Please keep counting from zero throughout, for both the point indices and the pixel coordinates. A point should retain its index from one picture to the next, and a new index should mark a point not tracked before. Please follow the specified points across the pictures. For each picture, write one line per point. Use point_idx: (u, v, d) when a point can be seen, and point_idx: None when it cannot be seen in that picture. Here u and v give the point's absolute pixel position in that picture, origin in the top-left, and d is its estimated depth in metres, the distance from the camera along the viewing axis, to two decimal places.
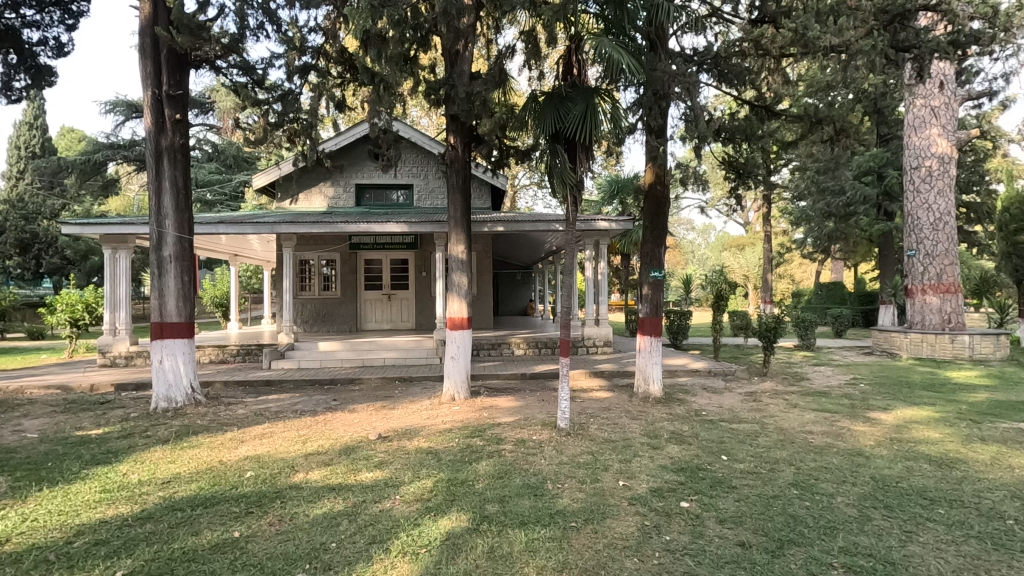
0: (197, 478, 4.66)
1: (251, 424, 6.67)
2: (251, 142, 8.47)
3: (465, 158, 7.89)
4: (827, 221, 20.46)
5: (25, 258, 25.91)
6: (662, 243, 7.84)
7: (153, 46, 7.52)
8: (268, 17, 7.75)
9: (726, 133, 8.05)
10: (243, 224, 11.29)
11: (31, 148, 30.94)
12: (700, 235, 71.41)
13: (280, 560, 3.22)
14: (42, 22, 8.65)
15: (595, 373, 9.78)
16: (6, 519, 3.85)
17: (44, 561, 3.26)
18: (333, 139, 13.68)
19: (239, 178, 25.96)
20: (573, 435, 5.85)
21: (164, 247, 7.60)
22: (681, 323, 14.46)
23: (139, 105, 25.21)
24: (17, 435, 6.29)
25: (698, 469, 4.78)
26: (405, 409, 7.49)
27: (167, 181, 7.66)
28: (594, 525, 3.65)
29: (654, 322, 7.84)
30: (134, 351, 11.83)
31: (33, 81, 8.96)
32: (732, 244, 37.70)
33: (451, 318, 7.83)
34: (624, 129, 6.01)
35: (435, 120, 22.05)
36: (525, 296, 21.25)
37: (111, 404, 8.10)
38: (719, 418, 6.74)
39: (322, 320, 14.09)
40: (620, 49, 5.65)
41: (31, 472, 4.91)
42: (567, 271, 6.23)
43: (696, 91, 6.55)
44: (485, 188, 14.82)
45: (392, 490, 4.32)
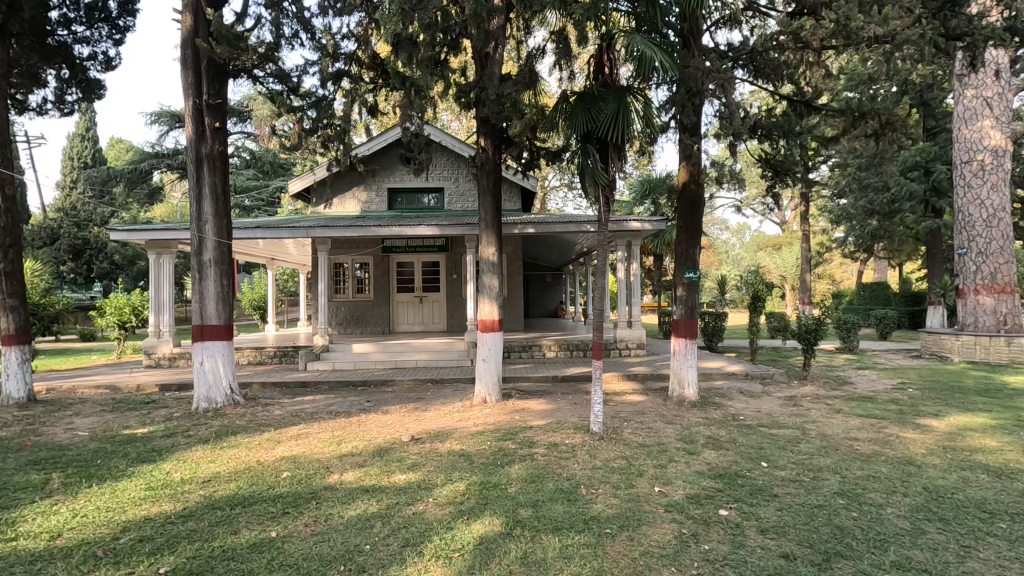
0: (236, 478, 4.75)
1: (288, 425, 6.81)
2: (287, 149, 8.66)
3: (496, 160, 7.86)
4: (870, 219, 19.95)
5: (77, 264, 27.49)
6: (697, 243, 7.66)
7: (194, 57, 7.77)
8: (302, 26, 7.92)
9: (762, 129, 7.86)
10: (279, 228, 11.50)
11: (83, 159, 32.47)
12: (735, 235, 69.98)
13: (315, 561, 3.25)
14: (91, 38, 9.05)
15: (628, 376, 9.62)
16: (58, 515, 4.00)
17: (92, 556, 3.36)
18: (366, 144, 13.89)
19: (276, 184, 26.70)
20: (607, 439, 5.75)
21: (205, 252, 7.82)
22: (716, 325, 14.16)
23: (181, 115, 26.20)
24: (69, 433, 6.58)
25: (738, 476, 4.64)
26: (437, 410, 7.51)
27: (207, 188, 7.89)
28: (630, 532, 3.56)
29: (689, 324, 7.68)
30: (178, 352, 12.25)
31: (84, 94, 9.41)
32: (768, 245, 36.77)
33: (482, 320, 7.81)
34: (657, 129, 5.88)
35: (464, 123, 22.24)
36: (556, 298, 21.12)
37: (155, 403, 8.37)
38: (757, 423, 6.54)
39: (355, 323, 14.32)
40: (653, 47, 5.51)
41: (81, 469, 5.11)
42: (599, 271, 6.11)
43: (731, 87, 6.35)
44: (515, 190, 14.83)
45: (425, 492, 4.34)
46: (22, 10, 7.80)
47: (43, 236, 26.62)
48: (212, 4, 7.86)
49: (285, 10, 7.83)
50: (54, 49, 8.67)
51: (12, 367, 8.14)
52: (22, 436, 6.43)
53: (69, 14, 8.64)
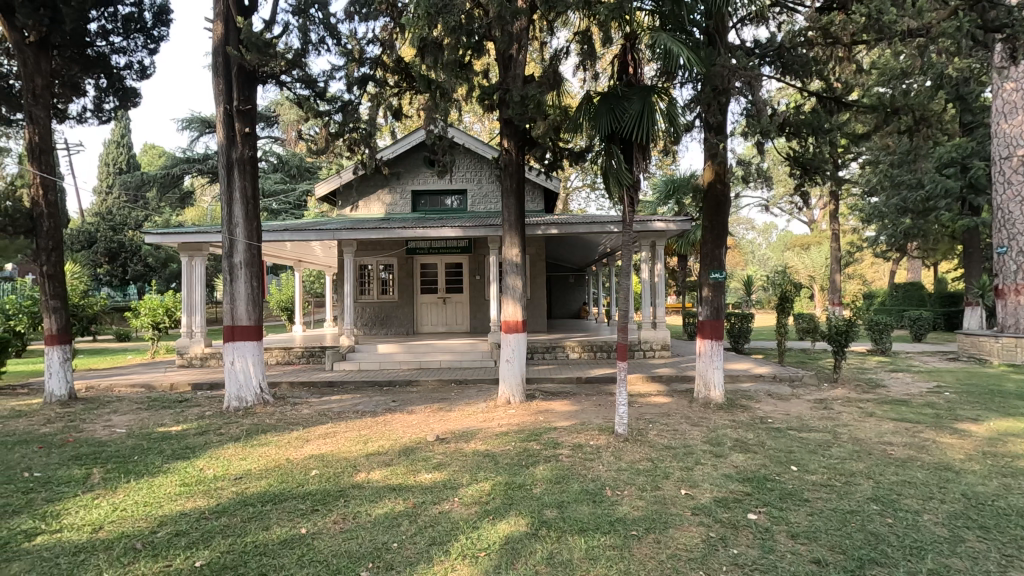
0: (266, 475, 4.87)
1: (316, 424, 6.91)
2: (314, 153, 8.82)
3: (519, 161, 7.88)
4: (903, 217, 19.41)
5: (113, 266, 28.48)
6: (723, 243, 7.56)
7: (225, 65, 7.97)
8: (329, 32, 8.06)
9: (791, 127, 7.52)
10: (306, 231, 11.69)
11: (118, 164, 33.56)
12: (762, 235, 68.90)
13: (344, 559, 3.30)
14: (128, 48, 9.34)
15: (653, 378, 9.52)
16: (99, 508, 4.15)
17: (132, 548, 3.48)
18: (391, 147, 14.07)
19: (302, 187, 27.26)
20: (632, 441, 5.72)
21: (236, 254, 8.02)
22: (743, 326, 13.92)
23: (212, 121, 26.90)
24: (107, 430, 6.80)
25: (767, 480, 4.56)
26: (462, 411, 7.55)
27: (237, 192, 8.08)
28: (657, 535, 3.54)
29: (715, 325, 7.58)
30: (209, 352, 12.55)
31: (120, 103, 9.73)
32: (797, 245, 36.06)
33: (506, 321, 7.82)
34: (682, 128, 5.83)
35: (487, 126, 22.35)
36: (578, 299, 21.01)
37: (188, 402, 8.58)
38: (786, 426, 6.43)
39: (380, 323, 14.49)
40: (679, 43, 5.46)
41: (120, 465, 5.29)
42: (623, 272, 6.04)
43: (758, 84, 6.25)
44: (538, 192, 14.82)
45: (451, 491, 4.37)
46: (63, 22, 8.09)
47: (82, 240, 27.77)
48: (242, 12, 8.06)
49: (312, 16, 7.96)
50: (94, 59, 8.99)
51: (54, 366, 8.46)
52: (64, 432, 6.69)
53: (107, 26, 8.95)
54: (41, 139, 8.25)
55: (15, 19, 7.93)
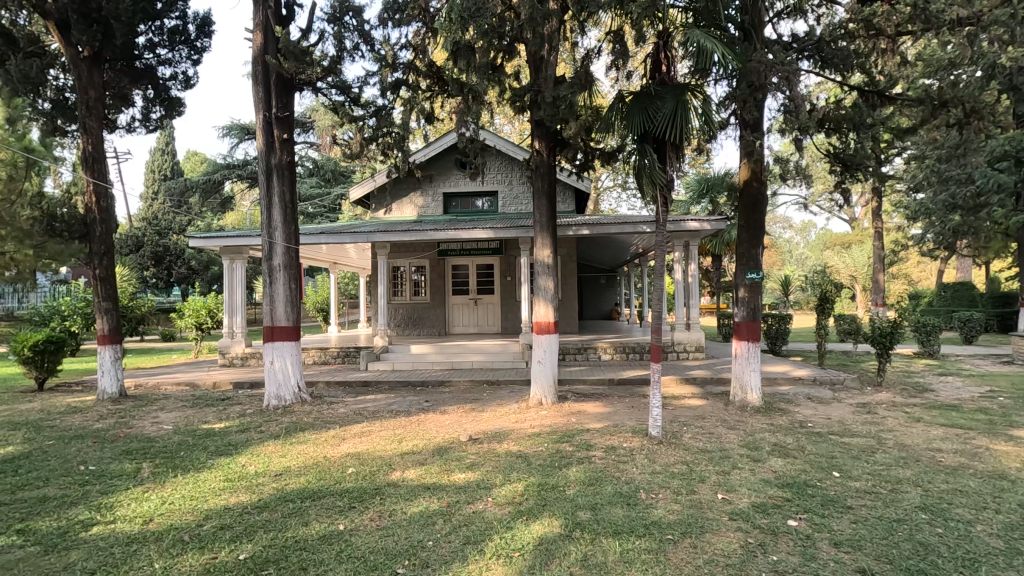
0: (305, 472, 5.00)
1: (351, 423, 7.04)
2: (349, 157, 9.01)
3: (551, 163, 7.88)
4: (952, 214, 18.59)
5: (159, 269, 29.71)
6: (759, 243, 7.39)
7: (264, 73, 8.21)
8: (363, 38, 8.23)
9: (830, 122, 7.29)
10: (342, 234, 11.93)
11: (163, 171, 34.93)
12: (800, 234, 66.98)
13: (381, 555, 3.36)
14: (173, 59, 9.71)
15: (687, 380, 9.37)
16: (149, 501, 4.34)
17: (180, 540, 3.62)
18: (423, 149, 14.25)
19: (337, 191, 27.98)
20: (666, 444, 5.64)
21: (275, 257, 8.26)
22: (781, 327, 13.55)
23: (250, 127, 27.74)
24: (155, 427, 7.10)
25: (807, 486, 4.43)
26: (494, 411, 7.59)
27: (276, 197, 8.33)
28: (693, 539, 3.49)
29: (751, 327, 7.42)
30: (249, 352, 12.94)
31: (166, 112, 10.14)
32: (837, 243, 34.90)
33: (538, 322, 7.82)
34: (717, 125, 5.73)
35: (518, 127, 22.42)
36: (610, 299, 20.80)
37: (230, 401, 8.88)
38: (828, 431, 6.23)
39: (413, 324, 14.69)
40: (713, 39, 5.37)
41: (168, 460, 5.51)
42: (656, 273, 5.95)
43: (796, 79, 6.10)
44: (569, 192, 14.76)
45: (484, 491, 4.40)
46: (114, 36, 8.47)
47: (130, 244, 29.05)
48: (280, 21, 8.31)
49: (347, 24, 8.14)
50: (142, 71, 9.38)
51: (106, 364, 8.86)
52: (116, 427, 7.02)
53: (154, 39, 9.33)
54: (93, 148, 8.66)
55: (71, 35, 8.34)
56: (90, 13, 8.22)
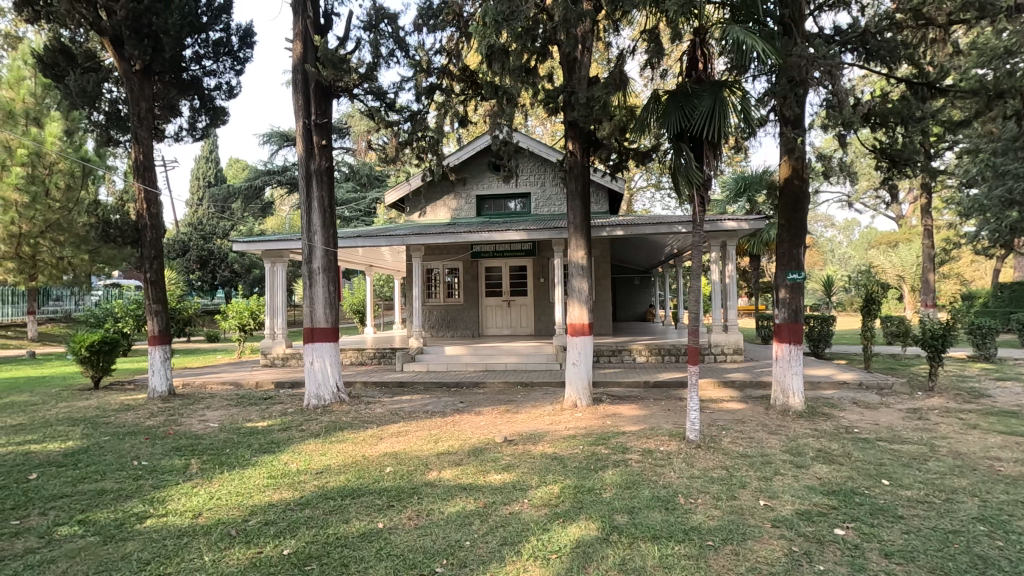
0: (345, 470, 5.11)
1: (388, 423, 7.15)
2: (384, 162, 9.16)
3: (584, 163, 7.84)
4: (1008, 211, 17.64)
5: (204, 272, 30.88)
6: (801, 242, 7.18)
7: (303, 81, 8.44)
8: (398, 45, 8.36)
9: (875, 117, 6.99)
10: (377, 237, 12.12)
11: (207, 178, 36.28)
12: (843, 232, 64.81)
13: (420, 554, 3.40)
14: (218, 70, 10.08)
15: (725, 383, 9.16)
16: (198, 496, 4.51)
17: (227, 535, 3.75)
18: (456, 152, 14.39)
19: (372, 196, 28.50)
20: (705, 448, 5.52)
21: (314, 260, 8.48)
22: (824, 330, 13.12)
23: (289, 135, 28.55)
24: (203, 424, 7.36)
25: (854, 494, 4.28)
26: (528, 413, 7.60)
27: (315, 201, 8.55)
28: (735, 546, 3.41)
29: (793, 329, 7.20)
30: (289, 353, 13.29)
31: (211, 121, 10.52)
32: (883, 242, 33.64)
33: (572, 324, 7.79)
34: (757, 123, 5.59)
35: (550, 128, 22.42)
36: (644, 301, 20.54)
37: (272, 400, 9.15)
38: (875, 437, 5.99)
39: (447, 326, 14.83)
40: (752, 35, 5.24)
41: (215, 456, 5.73)
42: (693, 274, 5.84)
43: (840, 73, 5.90)
44: (602, 192, 14.63)
45: (520, 493, 4.40)
46: (163, 50, 8.86)
47: (177, 249, 30.32)
48: (319, 30, 8.53)
49: (383, 31, 8.30)
50: (188, 82, 9.78)
51: (156, 363, 9.25)
52: (166, 425, 7.32)
53: (200, 51, 9.71)
54: (144, 157, 9.06)
55: (123, 49, 8.75)
56: (141, 28, 8.61)
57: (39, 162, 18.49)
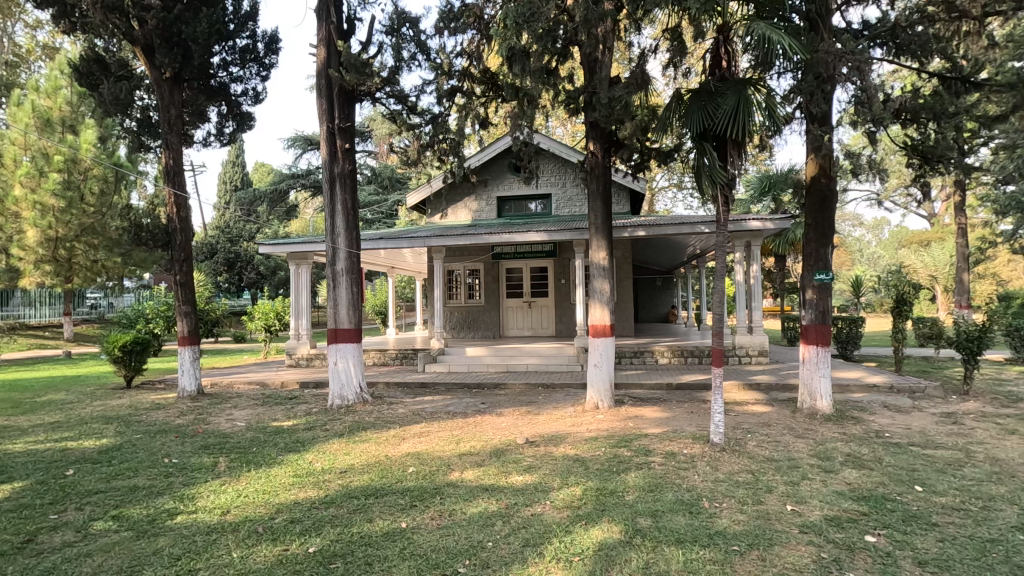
0: (368, 470, 5.16)
1: (410, 423, 7.21)
2: (406, 164, 9.24)
3: (606, 164, 7.80)
4: None
5: (231, 274, 31.56)
6: (829, 242, 7.02)
7: (327, 86, 8.57)
8: (420, 48, 8.43)
9: (907, 113, 6.81)
10: (399, 238, 12.24)
11: (234, 182, 37.04)
12: (872, 231, 63.31)
13: (442, 554, 3.42)
14: (244, 76, 10.29)
15: (750, 386, 9.01)
16: (226, 494, 4.61)
17: (255, 532, 3.83)
18: (477, 154, 14.45)
19: (394, 198, 28.79)
20: (730, 452, 5.44)
21: (338, 262, 8.60)
22: (852, 331, 12.80)
23: (313, 139, 29.01)
24: (230, 423, 7.51)
25: (886, 500, 4.16)
26: (550, 415, 7.58)
27: (339, 204, 8.67)
28: (761, 552, 3.35)
29: (821, 330, 7.06)
30: (313, 354, 13.48)
31: (238, 126, 10.74)
32: (915, 242, 32.74)
33: (593, 325, 7.74)
34: (783, 120, 5.49)
35: (571, 129, 22.36)
36: (666, 302, 20.32)
37: (297, 400, 9.30)
38: (907, 442, 5.83)
39: (468, 327, 14.89)
40: (777, 30, 5.15)
41: (242, 455, 5.84)
42: (717, 274, 5.76)
43: (869, 69, 5.78)
44: (624, 192, 14.54)
45: (542, 494, 4.39)
46: (192, 58, 9.08)
47: (205, 251, 31.05)
48: (342, 35, 8.65)
49: (404, 35, 8.38)
50: (216, 89, 10.01)
51: (186, 363, 9.47)
52: (195, 423, 7.49)
53: (227, 58, 9.93)
54: (174, 162, 9.29)
55: (155, 58, 9.00)
56: (172, 37, 8.85)
57: (74, 168, 19.19)
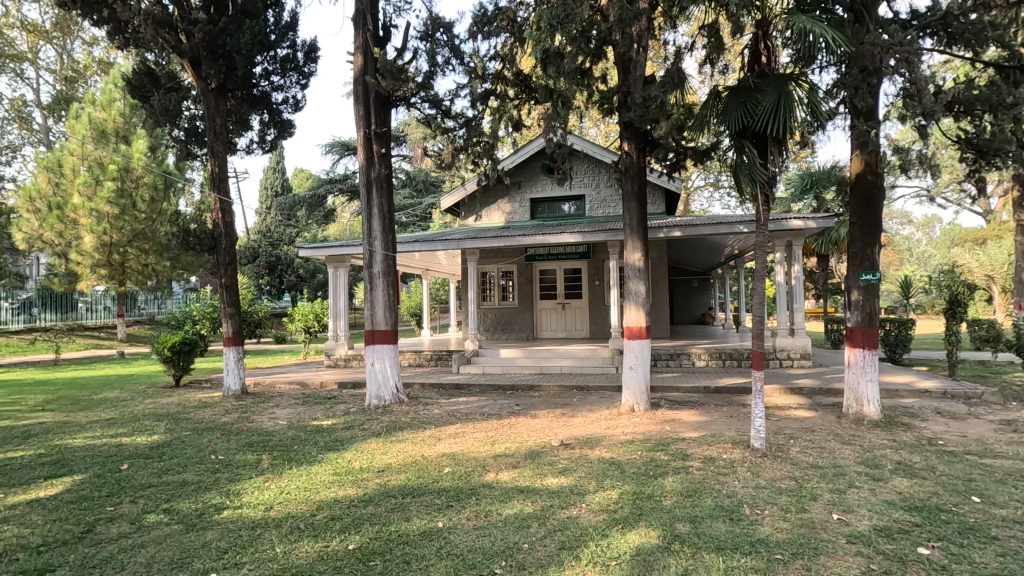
0: (405, 469, 5.24)
1: (445, 424, 7.29)
2: (440, 168, 9.34)
3: (640, 164, 7.70)
4: None
5: (272, 277, 32.57)
6: (876, 241, 6.75)
7: (364, 92, 8.75)
8: (454, 53, 8.53)
9: (961, 105, 6.49)
10: (434, 241, 12.37)
11: (274, 187, 38.20)
12: (922, 229, 60.65)
13: (479, 554, 3.44)
14: (285, 85, 10.60)
15: (792, 390, 8.74)
16: (270, 490, 4.75)
17: (297, 528, 3.94)
18: (510, 157, 14.51)
19: (428, 201, 29.18)
20: (771, 457, 5.29)
21: (375, 264, 8.75)
22: (901, 334, 12.28)
23: (350, 144, 29.67)
24: (272, 422, 7.74)
25: (940, 510, 3.98)
26: (585, 417, 7.53)
27: (376, 207, 8.83)
28: (806, 561, 3.25)
29: (867, 332, 6.80)
30: (351, 355, 13.77)
31: (278, 133, 11.07)
32: (970, 239, 31.17)
33: (629, 326, 7.66)
34: (826, 116, 5.32)
35: (604, 129, 22.24)
36: (703, 303, 19.92)
37: (335, 399, 9.51)
38: (964, 450, 5.54)
39: (502, 328, 14.96)
40: (819, 23, 5.01)
41: (284, 453, 6.01)
42: (757, 275, 5.61)
43: (918, 59, 5.54)
44: (659, 193, 14.34)
45: (578, 497, 4.37)
46: (236, 68, 9.40)
47: (247, 255, 32.15)
48: (378, 42, 8.82)
49: (439, 40, 8.48)
50: (258, 98, 10.35)
51: (231, 363, 9.82)
52: (239, 422, 7.76)
53: (268, 68, 10.26)
54: (219, 169, 9.64)
55: (201, 69, 9.36)
56: (217, 49, 9.17)
57: (127, 176, 20.24)
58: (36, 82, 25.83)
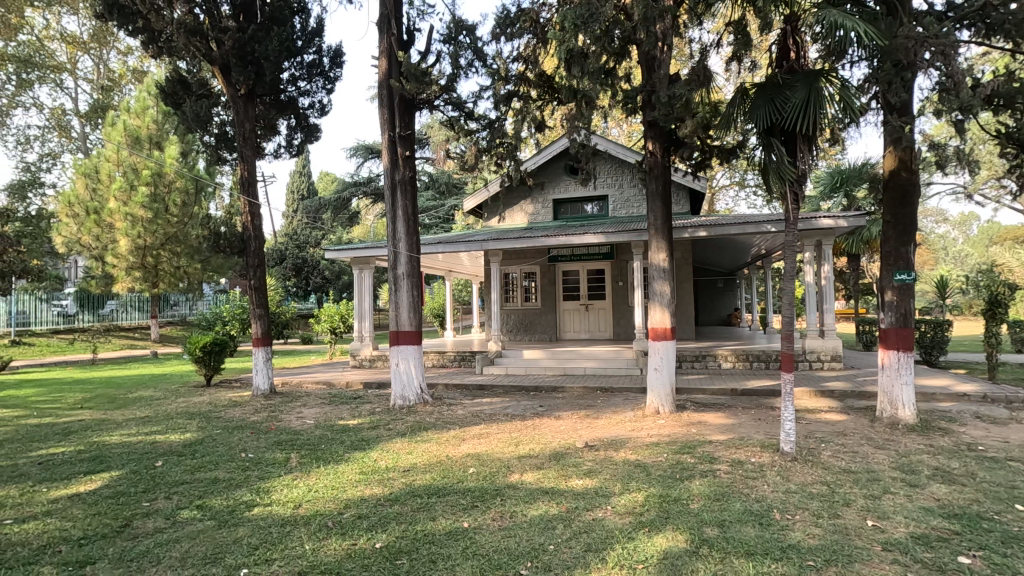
0: (430, 470, 5.27)
1: (469, 424, 7.33)
2: (464, 169, 9.38)
3: (665, 164, 7.61)
4: None
5: (299, 279, 33.12)
6: (910, 240, 6.56)
7: (389, 96, 8.84)
8: (476, 55, 8.57)
9: (1001, 98, 6.23)
10: (457, 242, 12.43)
11: (300, 191, 38.85)
12: (959, 227, 58.65)
13: (505, 555, 3.44)
14: (311, 90, 10.79)
15: (822, 392, 8.54)
16: (298, 488, 4.83)
17: (325, 525, 4.00)
18: (532, 158, 14.52)
19: (451, 203, 29.33)
20: (802, 462, 5.16)
21: (399, 266, 8.84)
22: (938, 336, 11.90)
23: (373, 147, 30.01)
24: (300, 421, 7.87)
25: (981, 518, 3.84)
26: (609, 419, 7.48)
27: (400, 210, 8.91)
28: (839, 568, 3.17)
29: (901, 334, 6.60)
30: (376, 355, 13.90)
31: (305, 138, 11.26)
32: (1010, 237, 30.01)
33: (654, 327, 7.58)
34: (859, 112, 5.18)
35: (628, 128, 22.07)
36: (729, 304, 19.60)
37: (361, 399, 9.62)
38: (1005, 456, 5.34)
39: (526, 329, 14.97)
40: (852, 18, 4.88)
41: (311, 452, 6.10)
42: (786, 275, 5.50)
43: (955, 52, 5.35)
44: (683, 192, 14.17)
45: (604, 499, 4.34)
46: (264, 74, 9.60)
47: (275, 257, 32.78)
48: (402, 46, 8.91)
49: (462, 43, 8.53)
50: (286, 102, 10.56)
51: (259, 363, 10.02)
52: (269, 420, 7.91)
53: (295, 73, 10.46)
54: (248, 173, 9.86)
55: (230, 76, 9.58)
56: (246, 55, 9.37)
57: (160, 181, 20.87)
58: (75, 92, 26.70)
